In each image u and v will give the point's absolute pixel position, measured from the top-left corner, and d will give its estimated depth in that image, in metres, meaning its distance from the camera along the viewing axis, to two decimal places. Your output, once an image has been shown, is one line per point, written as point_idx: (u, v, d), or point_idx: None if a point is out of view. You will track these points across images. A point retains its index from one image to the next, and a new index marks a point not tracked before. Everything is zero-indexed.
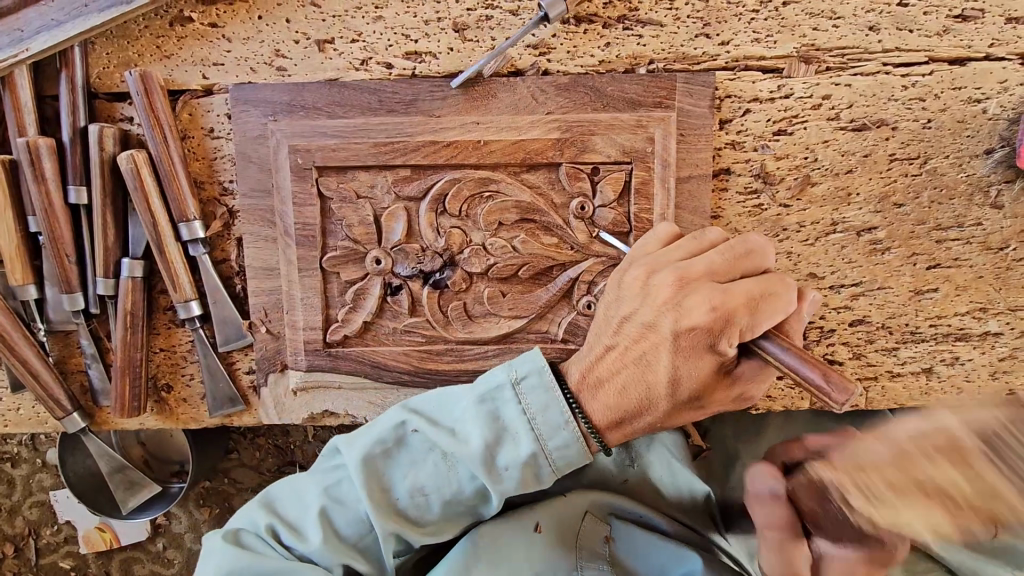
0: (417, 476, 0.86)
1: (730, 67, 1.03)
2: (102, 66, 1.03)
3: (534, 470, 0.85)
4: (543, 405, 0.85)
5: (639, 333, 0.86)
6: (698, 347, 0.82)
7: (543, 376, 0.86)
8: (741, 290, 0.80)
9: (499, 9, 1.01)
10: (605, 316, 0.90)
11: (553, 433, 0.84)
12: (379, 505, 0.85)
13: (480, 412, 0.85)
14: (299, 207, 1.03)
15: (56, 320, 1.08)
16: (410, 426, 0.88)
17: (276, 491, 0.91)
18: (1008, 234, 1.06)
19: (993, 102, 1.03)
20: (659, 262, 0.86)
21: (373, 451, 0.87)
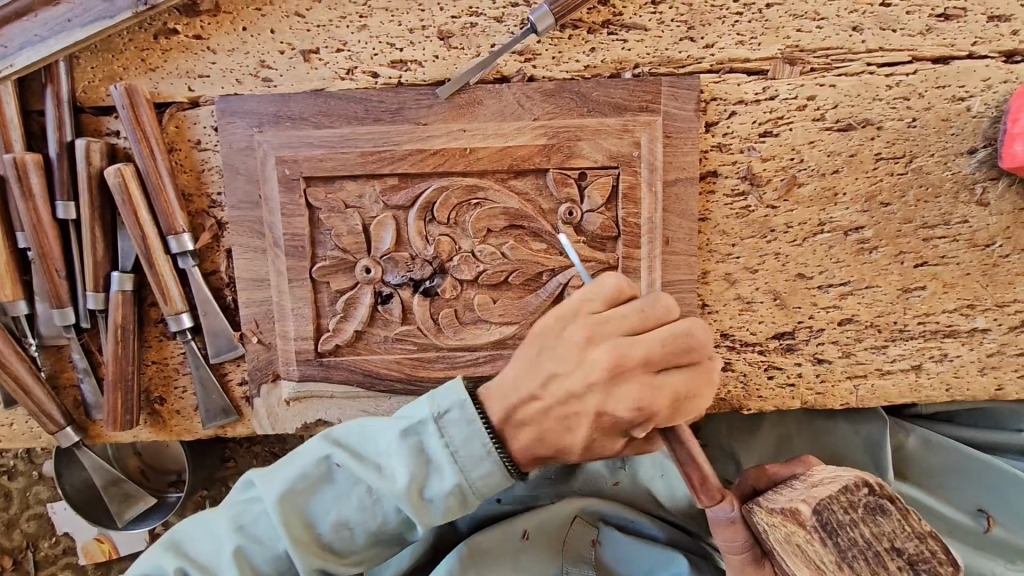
0: (339, 510, 0.87)
1: (715, 70, 1.04)
2: (87, 81, 1.03)
3: (458, 499, 0.86)
4: (465, 439, 0.84)
5: (559, 397, 0.84)
6: (615, 425, 0.84)
7: (464, 410, 0.85)
8: (669, 388, 0.82)
9: (484, 16, 1.01)
10: (524, 369, 0.86)
11: (475, 466, 0.84)
12: (300, 542, 0.85)
13: (403, 448, 0.85)
14: (288, 217, 1.03)
15: (47, 335, 1.08)
16: (332, 460, 0.88)
17: (191, 530, 0.90)
18: (995, 231, 1.07)
19: (977, 100, 1.04)
20: (601, 329, 0.83)
21: (293, 489, 0.86)
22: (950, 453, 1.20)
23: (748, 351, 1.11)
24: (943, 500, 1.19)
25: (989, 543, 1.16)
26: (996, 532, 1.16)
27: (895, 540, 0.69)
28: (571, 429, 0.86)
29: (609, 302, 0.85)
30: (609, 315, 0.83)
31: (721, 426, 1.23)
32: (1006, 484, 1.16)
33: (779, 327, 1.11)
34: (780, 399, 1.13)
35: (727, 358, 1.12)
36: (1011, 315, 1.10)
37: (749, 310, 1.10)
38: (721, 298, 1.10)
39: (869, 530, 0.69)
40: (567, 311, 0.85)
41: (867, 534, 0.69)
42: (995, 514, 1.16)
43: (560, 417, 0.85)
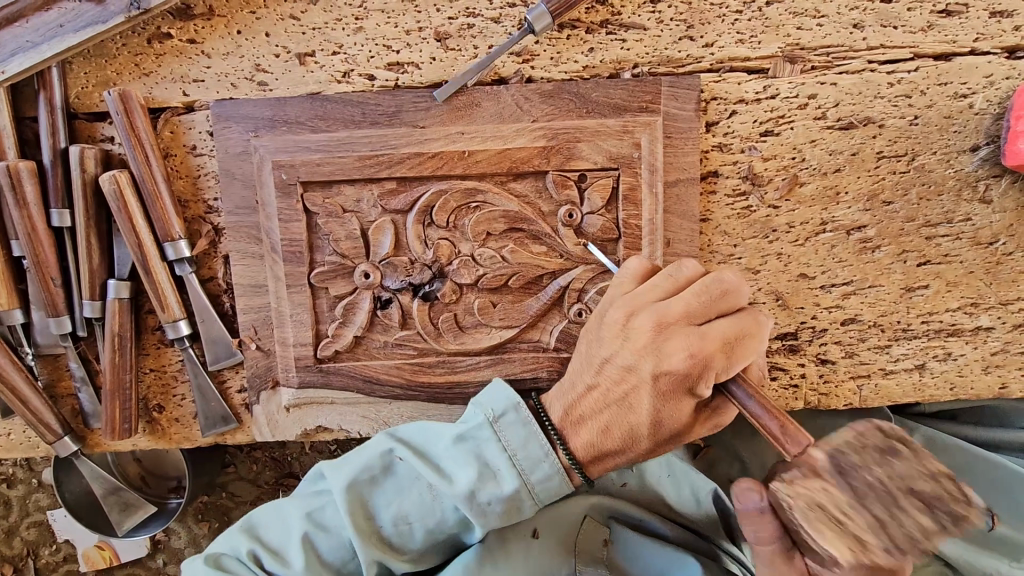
0: (400, 506, 0.88)
1: (715, 69, 1.03)
2: (81, 86, 1.02)
3: (517, 503, 0.86)
4: (525, 440, 0.86)
5: (617, 379, 0.86)
6: (678, 390, 0.83)
7: (520, 411, 0.87)
8: (718, 332, 0.81)
9: (481, 17, 1.00)
10: (583, 361, 0.90)
11: (536, 467, 0.85)
12: (363, 534, 0.86)
13: (463, 445, 0.87)
14: (285, 223, 1.02)
15: (43, 343, 1.07)
16: (394, 455, 0.90)
17: (260, 519, 0.92)
18: (998, 229, 1.06)
19: (980, 97, 1.03)
20: (637, 300, 0.85)
21: (356, 482, 0.88)
22: (953, 451, 1.20)
23: None
24: None
25: (993, 541, 1.15)
26: (1000, 529, 1.15)
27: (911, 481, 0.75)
28: (634, 408, 0.86)
29: (641, 278, 0.89)
30: (641, 288, 0.87)
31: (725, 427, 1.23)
32: (1008, 481, 1.16)
33: (782, 328, 1.10)
34: (784, 400, 1.12)
35: None
36: (1015, 313, 1.09)
37: (752, 310, 1.09)
38: None
39: (888, 472, 0.76)
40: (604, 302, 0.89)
41: (885, 474, 0.75)
42: (999, 512, 1.16)
43: (624, 400, 0.86)
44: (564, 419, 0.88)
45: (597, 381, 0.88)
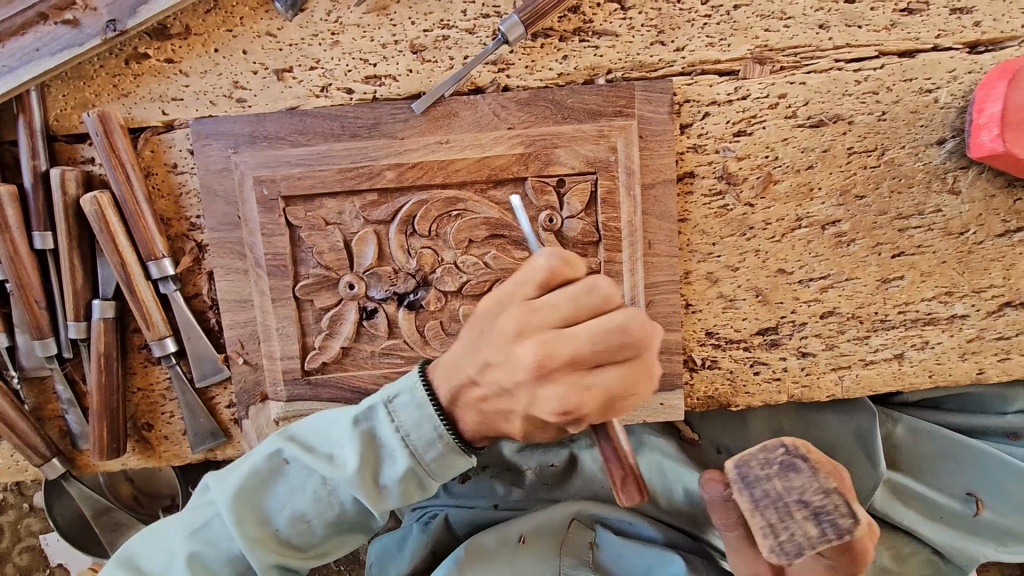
0: (291, 506, 0.89)
1: (687, 73, 1.05)
2: (60, 108, 1.02)
3: (412, 483, 0.88)
4: (416, 422, 0.86)
5: (493, 387, 0.79)
6: (546, 417, 0.78)
7: (413, 394, 0.87)
8: (604, 385, 0.74)
9: (455, 28, 1.02)
10: (463, 358, 0.83)
11: (428, 447, 0.86)
12: (256, 540, 0.88)
13: (353, 435, 0.87)
14: (268, 237, 1.02)
15: (29, 367, 1.07)
16: (281, 456, 0.91)
17: (146, 545, 0.92)
18: (968, 219, 1.09)
19: (944, 91, 1.05)
20: (536, 311, 0.75)
21: (243, 490, 0.89)
22: (934, 438, 1.22)
23: (733, 348, 1.12)
24: (934, 486, 1.22)
25: (980, 526, 1.19)
26: (984, 515, 1.19)
27: (803, 492, 0.81)
28: (508, 417, 0.82)
29: (542, 285, 0.76)
30: (541, 304, 0.75)
31: (710, 421, 1.26)
32: (993, 468, 1.19)
33: (763, 323, 1.12)
34: (767, 394, 1.14)
35: (713, 356, 1.13)
36: (988, 300, 1.12)
37: (733, 307, 1.11)
38: (704, 298, 1.11)
39: (782, 483, 0.82)
40: (499, 299, 0.78)
41: (776, 484, 0.82)
42: (983, 497, 1.20)
43: (488, 405, 0.82)
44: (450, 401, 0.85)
45: (474, 379, 0.81)
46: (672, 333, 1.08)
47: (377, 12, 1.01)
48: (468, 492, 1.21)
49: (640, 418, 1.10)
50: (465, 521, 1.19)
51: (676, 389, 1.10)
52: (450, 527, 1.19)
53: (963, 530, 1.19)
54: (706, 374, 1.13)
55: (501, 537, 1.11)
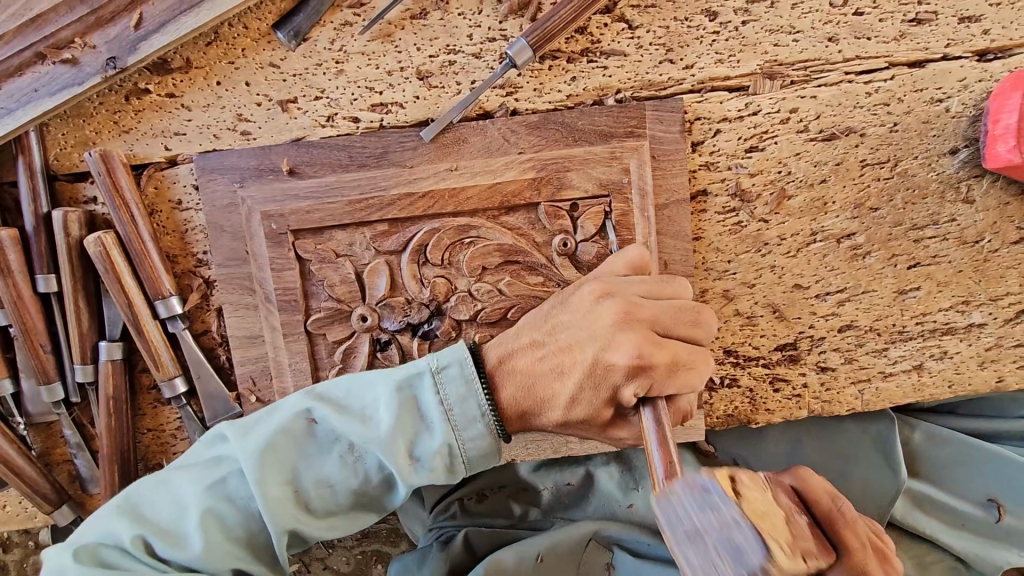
0: (317, 470, 0.83)
1: (697, 90, 1.04)
2: (59, 147, 1.00)
3: (447, 462, 0.84)
4: (462, 397, 0.83)
5: (554, 342, 0.86)
6: (600, 378, 0.83)
7: (464, 368, 0.84)
8: (660, 344, 0.82)
9: (462, 53, 1.00)
10: (529, 326, 0.90)
11: (471, 425, 0.83)
12: (275, 502, 0.80)
13: (397, 400, 0.83)
14: (278, 272, 1.00)
15: (35, 412, 1.04)
16: (314, 414, 0.84)
17: (148, 496, 0.83)
18: (982, 227, 1.08)
19: (955, 100, 1.05)
20: (619, 284, 0.88)
21: (272, 447, 0.81)
22: (954, 445, 1.22)
23: (751, 365, 1.11)
24: (952, 492, 1.21)
25: (1001, 532, 1.18)
26: (1006, 520, 1.18)
27: None
28: (562, 375, 0.85)
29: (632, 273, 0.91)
30: (630, 281, 0.89)
31: (729, 436, 1.24)
32: (1011, 471, 1.19)
33: (781, 338, 1.11)
34: (787, 410, 1.13)
35: (733, 374, 1.11)
36: (1005, 308, 1.11)
37: (750, 324, 1.10)
38: (721, 315, 1.09)
39: None
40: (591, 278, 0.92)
41: None
42: (1004, 503, 1.19)
43: (546, 363, 0.85)
44: (496, 364, 0.87)
45: (538, 336, 0.88)
46: None
47: (382, 39, 1.00)
48: (487, 510, 1.21)
49: None
50: (484, 538, 1.17)
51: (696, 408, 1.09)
52: (468, 545, 1.16)
53: (984, 536, 1.19)
54: (726, 392, 1.12)
55: (520, 553, 1.09)
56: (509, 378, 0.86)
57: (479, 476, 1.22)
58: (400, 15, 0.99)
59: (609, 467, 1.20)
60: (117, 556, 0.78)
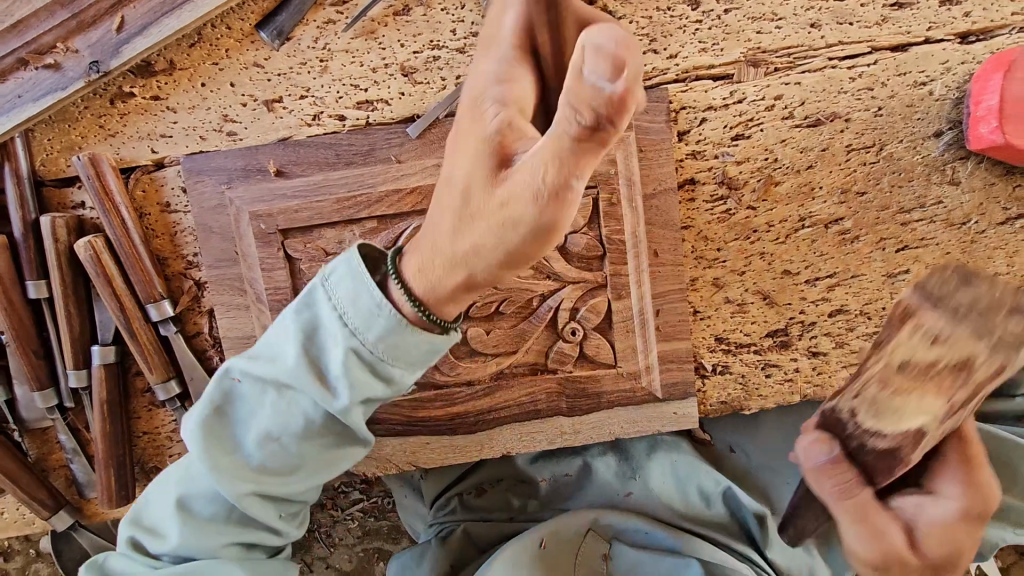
0: (253, 425, 0.80)
1: (682, 79, 1.04)
2: (46, 153, 1.00)
3: (368, 371, 0.77)
4: (352, 298, 0.75)
5: (457, 240, 0.67)
6: (523, 259, 0.65)
7: (347, 268, 0.76)
8: (558, 182, 0.56)
9: (446, 48, 1.01)
10: (435, 218, 0.71)
11: (369, 325, 0.74)
12: (223, 471, 0.79)
13: (294, 331, 0.78)
14: (268, 271, 1.00)
15: (30, 418, 1.04)
16: (233, 373, 0.82)
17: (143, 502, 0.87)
18: (969, 209, 1.09)
19: (938, 83, 1.05)
20: (484, 123, 0.65)
21: (202, 424, 0.80)
22: None
23: (743, 352, 1.12)
24: None
25: (1001, 512, 1.18)
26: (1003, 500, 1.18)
27: None
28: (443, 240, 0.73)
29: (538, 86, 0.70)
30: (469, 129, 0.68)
31: (725, 424, 1.26)
32: (1009, 451, 1.18)
33: (772, 325, 1.11)
34: (780, 395, 1.13)
35: (725, 361, 1.12)
36: None
37: (741, 311, 1.10)
38: (712, 303, 1.10)
39: None
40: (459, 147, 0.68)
41: None
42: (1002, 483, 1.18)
43: (456, 262, 0.68)
44: (416, 272, 0.73)
45: (440, 233, 0.69)
46: (679, 342, 1.07)
47: (366, 36, 1.00)
48: (486, 504, 1.22)
49: (654, 429, 1.09)
50: (484, 533, 1.17)
51: (690, 396, 1.09)
52: (468, 539, 1.17)
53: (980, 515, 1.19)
54: (719, 379, 1.12)
55: (521, 540, 1.07)
56: (432, 280, 0.71)
57: (477, 470, 1.24)
58: (382, 12, 0.99)
59: (606, 457, 1.20)
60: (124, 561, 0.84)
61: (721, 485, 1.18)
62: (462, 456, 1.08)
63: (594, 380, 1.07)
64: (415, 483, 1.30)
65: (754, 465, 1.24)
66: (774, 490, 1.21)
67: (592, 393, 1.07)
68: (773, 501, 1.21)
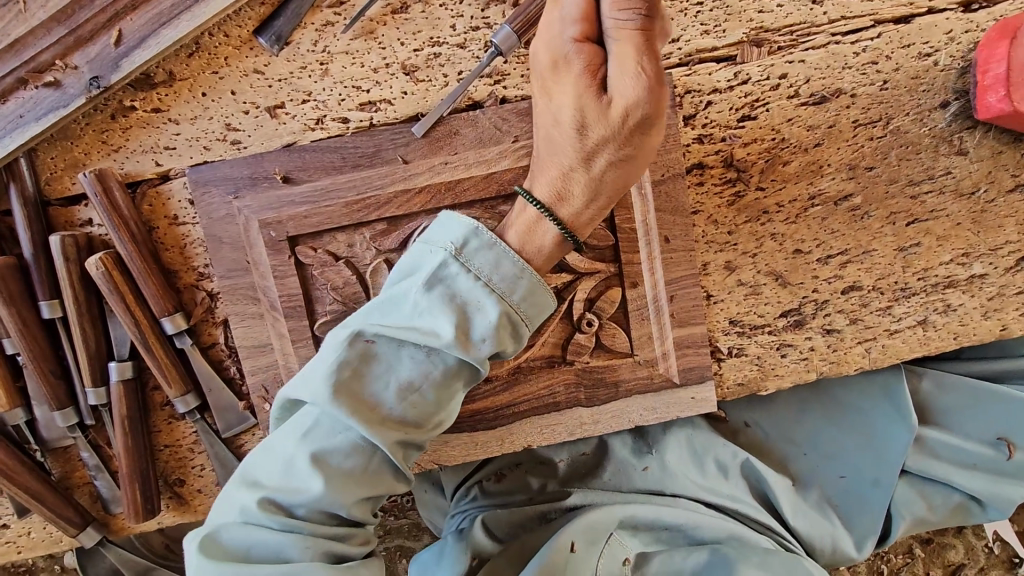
0: (394, 383, 0.82)
1: (685, 63, 1.03)
2: (51, 172, 0.99)
3: (509, 329, 0.85)
4: (494, 263, 0.83)
5: (589, 166, 0.82)
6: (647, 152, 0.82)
7: (480, 235, 0.84)
8: (655, 70, 0.73)
9: (446, 44, 1.00)
10: (550, 157, 0.85)
11: (514, 287, 0.83)
12: (370, 425, 0.80)
13: (435, 296, 0.82)
14: (281, 279, 1.00)
15: (51, 438, 1.04)
16: (365, 335, 0.82)
17: (254, 464, 0.83)
18: (977, 178, 1.09)
19: (943, 53, 1.05)
20: (568, 61, 0.77)
21: (341, 387, 0.80)
22: (961, 389, 1.24)
23: (758, 333, 1.12)
24: (962, 435, 1.23)
25: (1010, 469, 1.21)
26: (1016, 457, 1.20)
27: None
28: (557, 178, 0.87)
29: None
30: (548, 70, 0.79)
31: (740, 402, 1.28)
32: (1019, 410, 1.20)
33: (785, 305, 1.11)
34: (796, 373, 1.14)
35: (740, 343, 1.12)
36: (1005, 257, 1.12)
37: (755, 293, 1.10)
38: (725, 287, 1.10)
39: None
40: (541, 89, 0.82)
41: None
42: (1012, 440, 1.21)
43: (597, 184, 0.84)
44: (554, 200, 0.86)
45: (568, 164, 0.84)
46: (695, 327, 1.07)
47: (365, 36, 0.99)
48: (505, 489, 1.22)
49: (674, 415, 1.09)
50: (502, 522, 1.16)
51: (707, 380, 1.09)
52: (487, 531, 1.16)
53: (994, 474, 1.22)
54: (735, 362, 1.12)
55: (554, 547, 1.05)
56: (572, 205, 0.86)
57: (495, 456, 1.25)
58: (380, 11, 0.98)
59: (622, 435, 1.22)
60: (244, 526, 0.79)
61: (738, 457, 1.21)
62: (484, 452, 1.08)
63: (611, 369, 1.07)
64: (434, 477, 1.32)
65: (773, 440, 1.26)
66: (792, 460, 1.24)
67: (609, 382, 1.07)
68: (793, 474, 1.24)
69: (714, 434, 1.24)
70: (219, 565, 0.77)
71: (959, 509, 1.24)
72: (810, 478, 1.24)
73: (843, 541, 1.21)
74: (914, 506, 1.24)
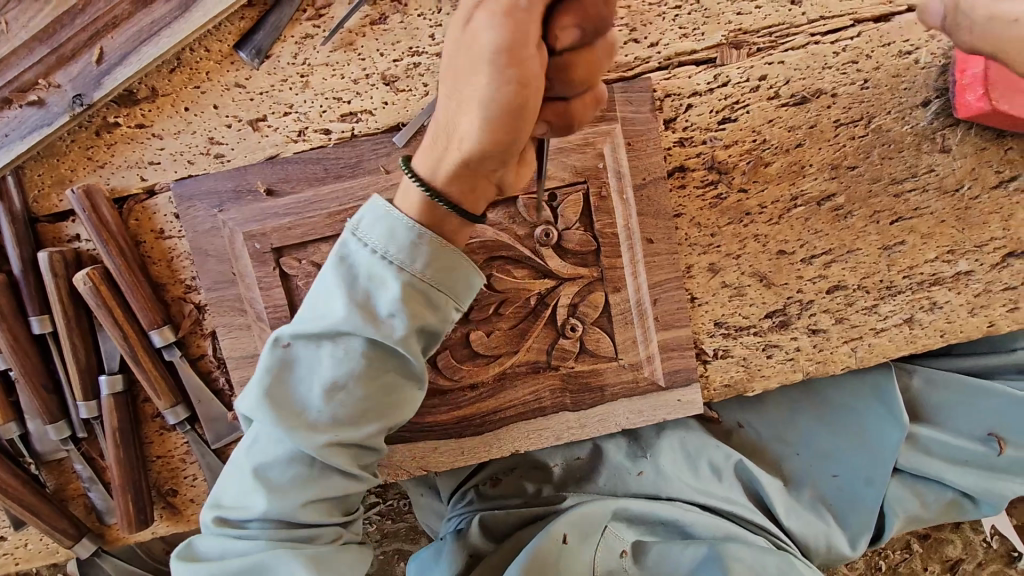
0: (316, 383, 0.78)
1: (665, 66, 1.03)
2: (37, 189, 1.00)
3: (420, 301, 0.77)
4: (386, 236, 0.76)
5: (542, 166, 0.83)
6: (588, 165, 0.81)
7: (376, 210, 0.77)
8: (518, 21, 0.62)
9: (426, 54, 1.01)
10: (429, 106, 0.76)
11: (415, 254, 0.75)
12: (295, 429, 0.77)
13: (335, 280, 0.78)
14: (266, 290, 1.01)
15: (44, 451, 1.06)
16: (281, 338, 0.80)
17: (220, 484, 0.85)
18: (961, 175, 1.09)
19: (923, 52, 1.05)
20: None
21: (262, 394, 0.78)
22: (952, 386, 1.23)
23: (743, 334, 1.12)
24: (953, 432, 1.23)
25: (1002, 464, 1.21)
26: (1008, 453, 1.21)
27: None
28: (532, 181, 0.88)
29: None
30: None
31: (730, 402, 1.28)
32: (1010, 405, 1.21)
33: (771, 306, 1.11)
34: (783, 374, 1.14)
35: (726, 345, 1.12)
36: (991, 254, 1.12)
37: (739, 295, 1.11)
38: (709, 289, 1.10)
39: None
40: None
41: None
42: (1004, 436, 1.21)
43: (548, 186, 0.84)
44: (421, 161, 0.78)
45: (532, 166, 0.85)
46: (679, 330, 1.08)
47: (345, 47, 1.00)
48: (501, 493, 1.23)
49: (660, 417, 1.10)
50: (499, 520, 1.17)
51: (693, 382, 1.10)
52: (483, 530, 1.17)
53: (985, 470, 1.22)
54: (721, 364, 1.12)
55: (546, 536, 1.06)
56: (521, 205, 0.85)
57: (490, 461, 1.26)
58: (360, 23, 0.99)
59: (616, 439, 1.23)
60: (216, 537, 0.81)
61: (731, 459, 1.22)
62: (473, 458, 1.09)
63: (596, 374, 1.08)
64: (430, 481, 1.32)
65: (763, 440, 1.26)
66: (786, 461, 1.25)
67: (595, 386, 1.08)
68: (784, 473, 1.24)
69: (704, 434, 1.25)
70: (194, 570, 0.79)
71: (952, 505, 1.24)
72: (800, 477, 1.24)
73: (838, 539, 1.20)
74: (907, 504, 1.24)
